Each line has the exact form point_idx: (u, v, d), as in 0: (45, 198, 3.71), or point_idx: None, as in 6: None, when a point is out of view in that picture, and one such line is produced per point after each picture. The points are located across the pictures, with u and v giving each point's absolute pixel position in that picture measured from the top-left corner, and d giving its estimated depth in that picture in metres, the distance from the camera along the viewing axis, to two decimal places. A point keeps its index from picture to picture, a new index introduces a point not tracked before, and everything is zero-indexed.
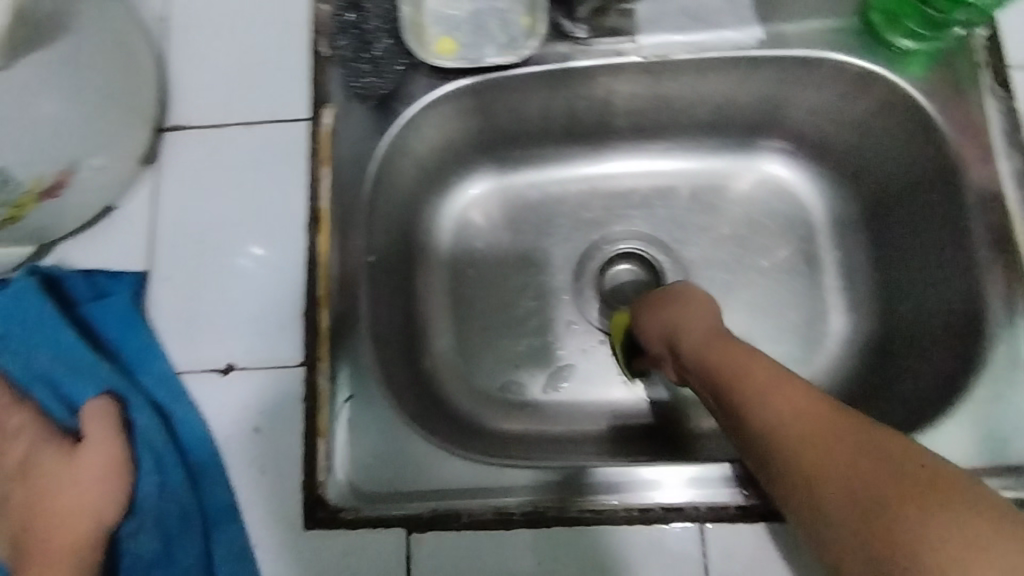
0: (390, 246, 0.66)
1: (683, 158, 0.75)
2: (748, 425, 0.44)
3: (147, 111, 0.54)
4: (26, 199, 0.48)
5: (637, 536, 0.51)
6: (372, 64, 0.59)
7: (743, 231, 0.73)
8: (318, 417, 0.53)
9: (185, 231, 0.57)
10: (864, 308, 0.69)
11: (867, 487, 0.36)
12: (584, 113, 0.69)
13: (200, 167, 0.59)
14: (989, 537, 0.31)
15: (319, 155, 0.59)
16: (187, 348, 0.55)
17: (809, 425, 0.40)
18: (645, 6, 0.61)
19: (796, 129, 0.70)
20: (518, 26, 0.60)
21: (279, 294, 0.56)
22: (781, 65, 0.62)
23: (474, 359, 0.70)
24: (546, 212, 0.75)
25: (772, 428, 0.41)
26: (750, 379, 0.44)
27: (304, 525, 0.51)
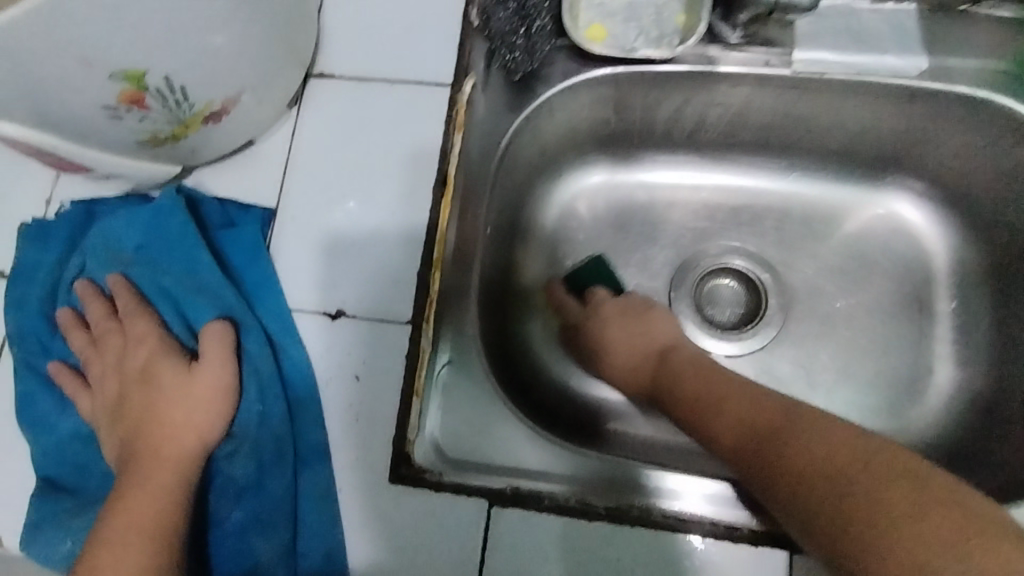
0: (500, 223, 0.67)
1: (801, 181, 0.73)
2: (704, 401, 0.50)
3: (303, 54, 0.56)
4: (193, 119, 0.49)
5: (721, 553, 0.50)
6: (526, 39, 0.59)
7: (855, 266, 0.71)
8: (417, 376, 0.53)
9: (316, 176, 0.59)
10: (974, 365, 0.66)
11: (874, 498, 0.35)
12: (714, 121, 0.68)
13: (338, 116, 0.60)
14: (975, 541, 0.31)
15: (454, 121, 0.58)
16: (303, 289, 0.56)
17: (767, 420, 0.44)
18: (806, 21, 0.59)
19: (932, 169, 0.67)
20: (672, 24, 0.60)
21: (397, 250, 0.57)
22: (936, 100, 0.59)
23: (559, 347, 0.70)
24: (653, 213, 0.74)
25: (739, 428, 0.46)
26: (731, 398, 0.48)
27: (389, 479, 0.52)
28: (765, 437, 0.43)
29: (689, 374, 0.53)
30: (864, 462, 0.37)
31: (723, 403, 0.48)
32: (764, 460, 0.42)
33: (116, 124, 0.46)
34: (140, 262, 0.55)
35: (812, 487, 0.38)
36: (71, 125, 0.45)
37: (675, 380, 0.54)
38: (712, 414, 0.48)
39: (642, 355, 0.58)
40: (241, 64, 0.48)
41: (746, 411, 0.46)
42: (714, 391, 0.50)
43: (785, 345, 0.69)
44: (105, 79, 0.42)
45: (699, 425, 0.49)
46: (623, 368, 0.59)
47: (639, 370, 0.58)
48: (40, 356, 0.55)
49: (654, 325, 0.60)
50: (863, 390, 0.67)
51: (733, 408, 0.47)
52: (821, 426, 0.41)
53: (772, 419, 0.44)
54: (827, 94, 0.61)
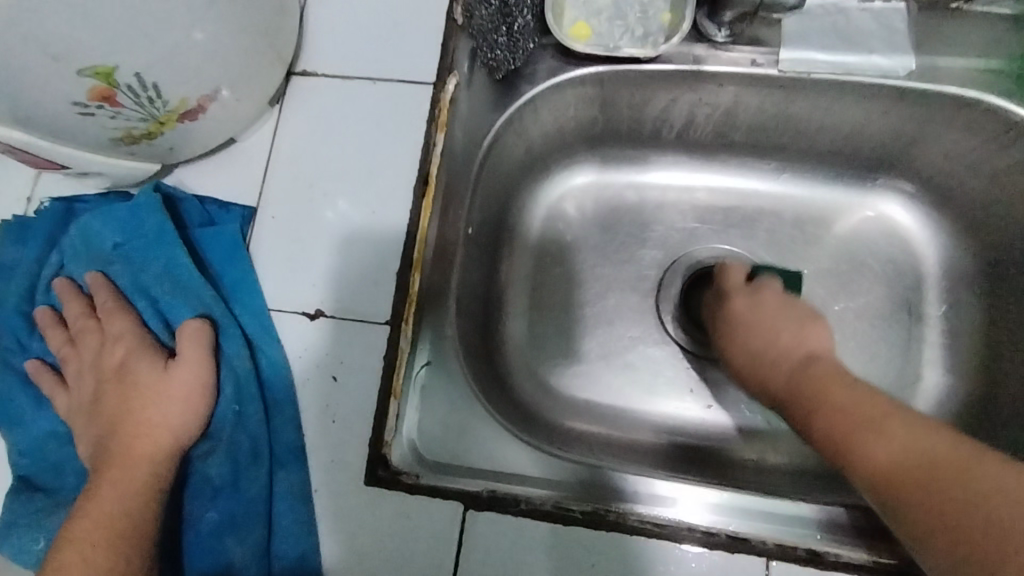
0: (485, 223, 0.66)
1: (794, 183, 0.72)
2: (814, 392, 0.46)
3: (284, 51, 0.55)
4: (168, 117, 0.49)
5: (697, 558, 0.50)
6: (507, 37, 0.57)
7: (847, 268, 0.70)
8: (394, 377, 0.53)
9: (298, 175, 0.58)
10: (965, 371, 0.65)
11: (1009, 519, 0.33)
12: (703, 120, 0.67)
13: (320, 114, 0.60)
14: None
15: (436, 120, 0.58)
16: (283, 288, 0.56)
17: (876, 409, 0.43)
18: (793, 20, 0.59)
19: (925, 171, 0.66)
20: (658, 22, 0.59)
21: (377, 250, 0.57)
22: (926, 100, 0.58)
23: (544, 349, 0.69)
24: (642, 214, 0.73)
25: (847, 418, 0.43)
26: (833, 385, 0.46)
27: (364, 480, 0.51)
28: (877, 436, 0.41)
29: (788, 371, 0.49)
30: (998, 485, 0.35)
31: (831, 396, 0.45)
32: (878, 469, 0.40)
33: (89, 121, 0.46)
34: (119, 260, 0.55)
35: (936, 513, 0.36)
36: (43, 122, 0.45)
37: (806, 383, 0.47)
38: (811, 418, 0.45)
39: (766, 350, 0.51)
40: (217, 61, 0.47)
41: (846, 413, 0.43)
42: (823, 385, 0.46)
43: None
44: (74, 75, 0.41)
45: (802, 420, 0.46)
46: (744, 360, 0.53)
47: (753, 358, 0.52)
48: (18, 354, 0.55)
49: (807, 328, 0.52)
50: None
51: (841, 405, 0.44)
52: (939, 436, 0.39)
53: (900, 434, 0.41)
54: (816, 94, 0.60)
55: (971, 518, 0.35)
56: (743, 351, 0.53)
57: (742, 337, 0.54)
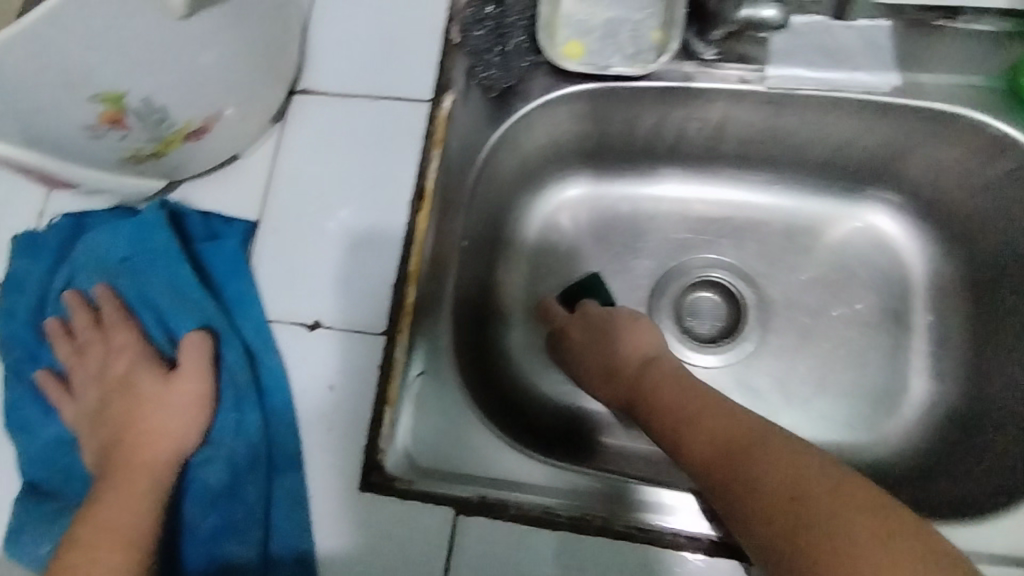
0: (480, 235, 0.68)
1: (784, 194, 0.73)
2: (686, 412, 0.49)
3: (285, 71, 0.57)
4: (175, 136, 0.51)
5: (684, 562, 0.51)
6: (501, 57, 0.60)
7: (836, 279, 0.71)
8: (389, 386, 0.55)
9: (297, 191, 0.60)
10: (954, 379, 0.66)
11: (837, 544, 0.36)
12: (694, 135, 0.68)
13: (320, 131, 0.62)
14: None
15: (432, 136, 0.60)
16: (283, 300, 0.58)
17: (733, 434, 0.45)
18: (781, 37, 0.60)
19: (912, 183, 0.67)
20: (648, 40, 0.61)
21: (374, 263, 0.58)
22: (910, 115, 0.60)
23: (539, 359, 0.71)
24: (635, 225, 0.75)
25: (721, 445, 0.45)
26: (704, 410, 0.48)
27: (360, 487, 0.53)
28: (737, 454, 0.44)
29: (665, 391, 0.52)
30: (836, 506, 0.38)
31: (700, 419, 0.47)
32: (731, 484, 0.43)
33: (99, 142, 0.48)
34: (123, 274, 0.57)
35: (778, 518, 0.39)
36: (55, 142, 0.47)
37: (651, 391, 0.53)
38: (686, 429, 0.48)
39: (606, 355, 0.59)
40: (222, 84, 0.50)
41: (709, 431, 0.46)
42: (692, 407, 0.49)
43: (764, 357, 0.69)
44: (86, 100, 0.43)
45: (675, 441, 0.48)
46: (606, 359, 0.58)
47: (642, 380, 0.54)
48: (29, 364, 0.58)
49: (640, 329, 0.59)
50: (841, 403, 0.68)
51: (710, 427, 0.46)
52: (795, 453, 0.42)
53: (758, 451, 0.43)
54: (803, 110, 0.62)
55: (823, 529, 0.37)
56: (585, 359, 0.60)
57: (642, 369, 0.55)
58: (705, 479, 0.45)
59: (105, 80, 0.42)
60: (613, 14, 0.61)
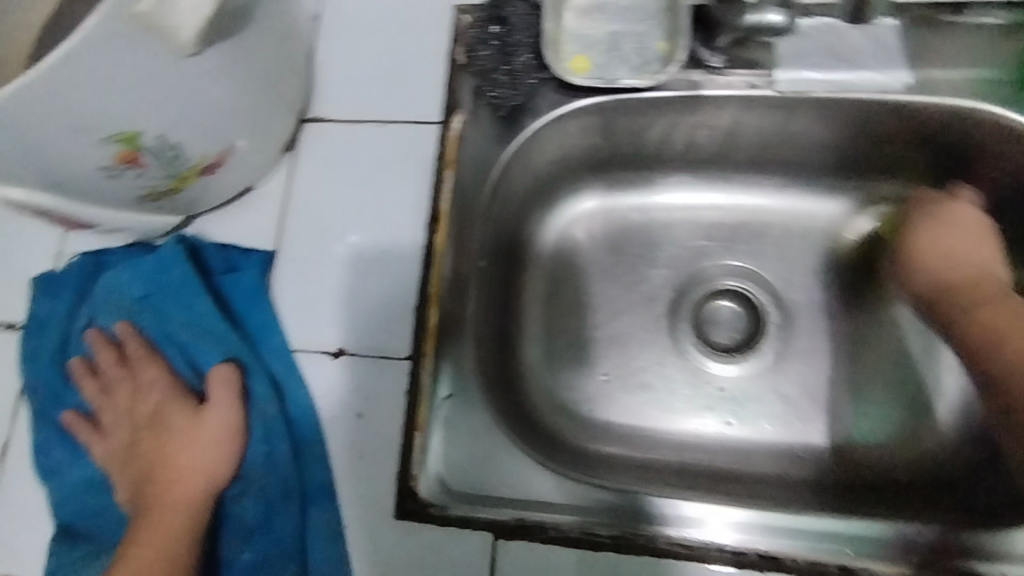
0: (499, 253, 0.68)
1: (799, 196, 0.73)
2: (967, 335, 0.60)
3: (296, 100, 0.57)
4: (189, 172, 0.51)
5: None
6: (510, 75, 0.61)
7: (856, 277, 0.71)
8: (418, 411, 0.54)
9: (314, 219, 0.60)
10: None
11: None
12: (704, 142, 0.69)
13: (332, 157, 0.62)
14: None
15: (444, 157, 0.60)
16: (304, 328, 0.57)
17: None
18: (787, 41, 0.60)
19: (927, 178, 0.67)
20: (654, 51, 0.61)
21: (395, 287, 0.58)
22: (924, 112, 0.60)
23: (561, 374, 0.71)
24: (649, 235, 0.75)
25: (993, 335, 0.58)
26: (966, 294, 0.61)
27: (394, 513, 0.52)
28: (991, 334, 0.58)
29: (1005, 321, 0.58)
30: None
31: (994, 309, 0.59)
32: (1022, 380, 0.56)
33: (115, 182, 0.48)
34: (146, 311, 0.57)
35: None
36: (71, 187, 0.46)
37: (935, 253, 0.64)
38: (990, 334, 0.58)
39: (955, 265, 0.63)
40: (234, 116, 0.50)
41: (1012, 321, 0.58)
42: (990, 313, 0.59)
43: (789, 360, 0.70)
44: (101, 142, 0.43)
45: (976, 342, 0.59)
46: (931, 273, 0.64)
47: (953, 251, 0.63)
48: (53, 407, 0.57)
49: (959, 235, 0.63)
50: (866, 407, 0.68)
51: (1013, 345, 0.57)
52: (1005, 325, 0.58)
53: (1020, 331, 0.57)
54: (813, 112, 0.62)
55: None
56: (959, 242, 0.63)
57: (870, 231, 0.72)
58: (998, 368, 0.58)
59: (121, 116, 0.42)
60: (617, 28, 0.62)
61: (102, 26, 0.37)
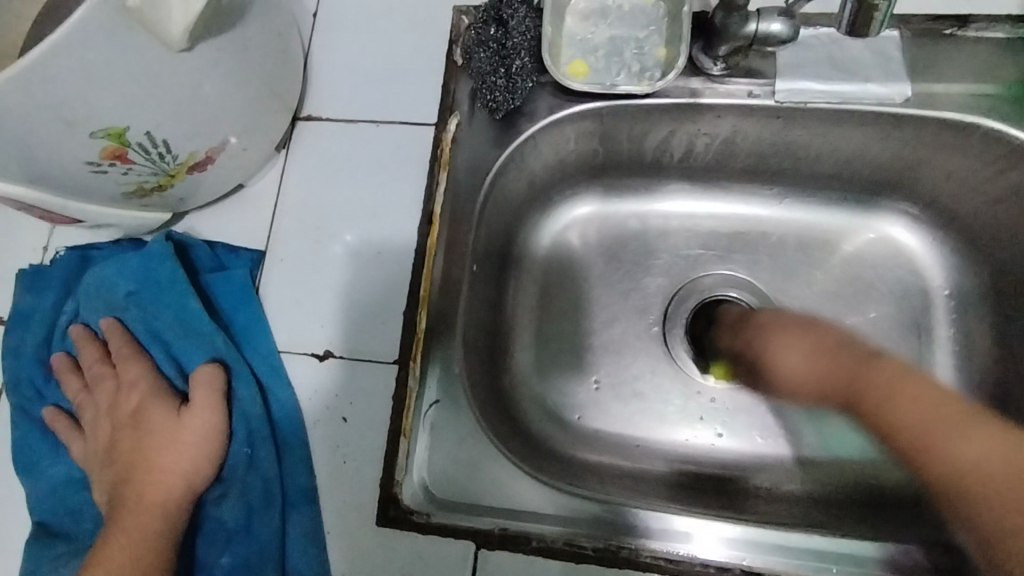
0: (491, 257, 0.67)
1: (796, 208, 0.73)
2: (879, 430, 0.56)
3: (289, 98, 0.57)
4: (177, 169, 0.50)
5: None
6: (506, 79, 0.59)
7: (851, 290, 0.71)
8: (403, 416, 0.53)
9: (305, 219, 0.60)
10: (980, 392, 0.65)
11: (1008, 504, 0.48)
12: (702, 151, 0.68)
13: (324, 157, 0.61)
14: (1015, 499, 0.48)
15: (439, 158, 0.60)
16: (292, 330, 0.57)
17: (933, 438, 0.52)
18: (789, 51, 0.59)
19: (926, 193, 0.67)
20: (654, 57, 0.60)
21: (384, 290, 0.58)
22: (925, 126, 0.59)
23: (551, 381, 0.70)
24: (644, 243, 0.75)
25: (922, 428, 0.53)
26: (908, 403, 0.55)
27: (377, 520, 0.52)
28: (929, 436, 0.52)
29: (930, 399, 0.54)
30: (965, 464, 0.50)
31: (904, 397, 0.55)
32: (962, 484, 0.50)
33: (102, 178, 0.47)
34: (132, 309, 0.56)
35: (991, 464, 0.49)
36: (56, 182, 0.46)
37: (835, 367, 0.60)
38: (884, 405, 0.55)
39: (828, 355, 0.60)
40: (225, 115, 0.49)
41: (920, 409, 0.54)
42: (881, 387, 0.56)
43: None
44: (84, 138, 0.42)
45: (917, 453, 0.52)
46: (797, 362, 0.61)
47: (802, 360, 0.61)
48: (35, 403, 0.57)
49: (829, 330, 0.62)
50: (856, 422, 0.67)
51: (967, 453, 0.51)
52: (964, 428, 0.52)
53: (981, 437, 0.51)
54: (812, 123, 0.61)
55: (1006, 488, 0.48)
56: (794, 353, 0.62)
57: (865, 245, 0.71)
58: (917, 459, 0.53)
59: (106, 112, 0.41)
60: (617, 33, 0.61)
61: (85, 22, 0.36)
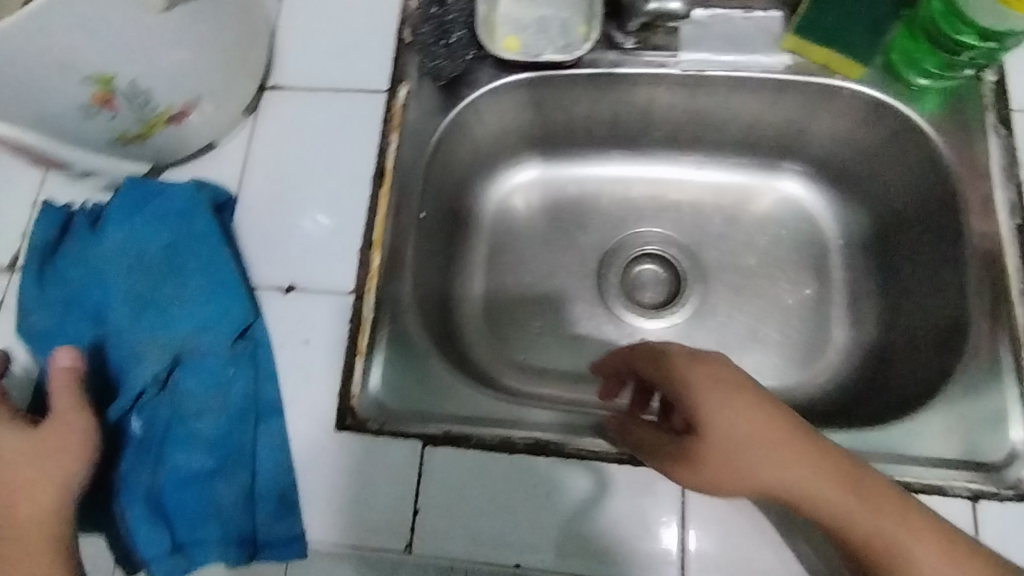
0: (442, 214, 0.76)
1: (712, 171, 0.83)
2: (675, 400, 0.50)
3: (255, 65, 0.64)
4: (157, 120, 0.57)
5: (668, 493, 0.55)
6: (446, 49, 0.69)
7: (762, 243, 0.81)
8: (359, 339, 0.61)
9: (269, 175, 0.66)
10: (870, 321, 0.75)
11: (796, 487, 0.45)
12: (627, 118, 0.78)
13: (290, 119, 0.68)
14: (824, 496, 0.44)
15: (391, 122, 0.68)
16: (262, 268, 0.63)
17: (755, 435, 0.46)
18: (690, 28, 0.70)
19: (818, 154, 0.78)
20: (576, 33, 0.70)
21: (343, 231, 0.64)
22: (805, 91, 0.70)
23: (499, 326, 0.78)
24: (581, 206, 0.84)
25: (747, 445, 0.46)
26: (750, 443, 0.46)
27: (334, 427, 0.58)
28: (753, 443, 0.46)
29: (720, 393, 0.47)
30: (814, 488, 0.45)
31: (733, 420, 0.47)
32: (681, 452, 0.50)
33: (90, 122, 0.54)
34: (124, 264, 0.62)
35: (818, 488, 0.45)
36: (48, 122, 0.53)
37: (722, 460, 0.47)
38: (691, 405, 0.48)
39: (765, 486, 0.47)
40: (199, 72, 0.56)
41: (753, 429, 0.46)
42: (710, 403, 0.47)
43: (703, 314, 0.79)
44: (83, 81, 0.50)
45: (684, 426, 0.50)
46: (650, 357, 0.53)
47: (751, 439, 0.46)
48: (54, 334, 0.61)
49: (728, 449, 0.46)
50: (767, 354, 0.77)
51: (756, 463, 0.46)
52: (739, 414, 0.47)
53: (762, 434, 0.46)
54: (715, 90, 0.71)
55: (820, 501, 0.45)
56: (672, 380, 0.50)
57: (772, 204, 0.82)
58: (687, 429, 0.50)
59: (94, 61, 0.49)
60: (545, 13, 0.71)
61: None
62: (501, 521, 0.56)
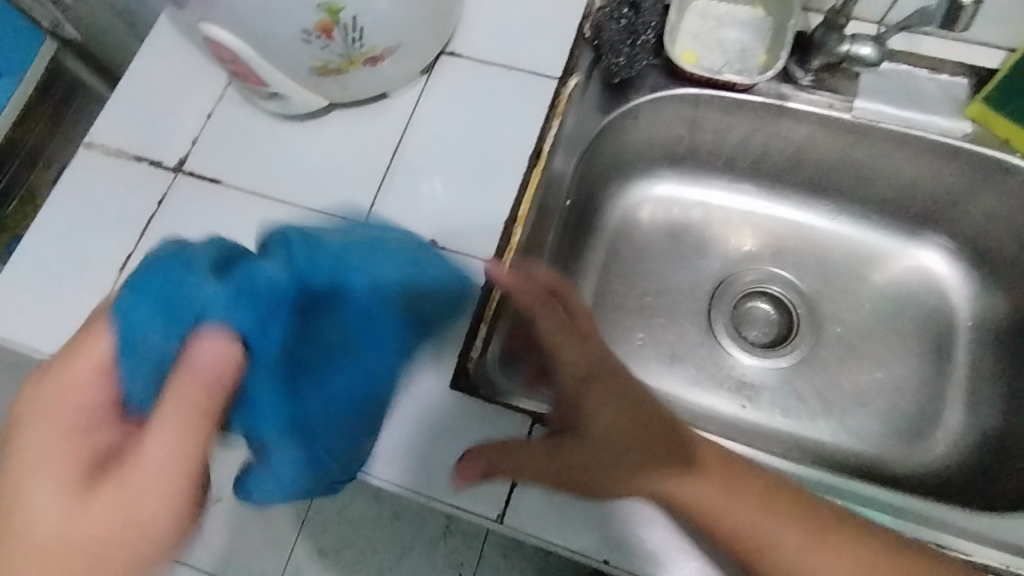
0: (576, 207, 0.76)
1: (846, 225, 0.81)
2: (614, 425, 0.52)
3: (445, 28, 0.67)
4: (356, 58, 0.60)
5: None
6: (629, 51, 0.70)
7: (884, 308, 0.79)
8: (487, 306, 0.62)
9: (430, 134, 0.68)
10: (988, 411, 0.71)
11: (706, 506, 0.51)
12: (777, 153, 0.77)
13: (460, 85, 0.70)
14: (736, 515, 0.51)
15: (556, 107, 0.69)
16: (408, 218, 0.65)
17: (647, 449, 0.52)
18: (869, 77, 0.69)
19: (965, 230, 0.75)
20: (755, 60, 0.71)
21: (492, 200, 0.65)
22: (976, 163, 0.68)
23: (602, 330, 0.78)
24: (706, 231, 0.84)
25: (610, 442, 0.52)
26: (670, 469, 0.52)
27: (449, 383, 0.59)
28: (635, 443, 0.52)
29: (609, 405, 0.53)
30: (731, 511, 0.51)
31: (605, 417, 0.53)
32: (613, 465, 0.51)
33: (304, 48, 0.57)
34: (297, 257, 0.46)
35: (734, 511, 0.51)
36: (268, 42, 0.56)
37: (628, 480, 0.51)
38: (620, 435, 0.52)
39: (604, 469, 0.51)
40: (406, 21, 0.59)
41: (619, 427, 0.52)
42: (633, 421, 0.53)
43: (810, 364, 0.77)
44: (316, 7, 0.52)
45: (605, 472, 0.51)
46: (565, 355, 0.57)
47: (640, 463, 0.51)
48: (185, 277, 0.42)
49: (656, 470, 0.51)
50: (869, 420, 0.74)
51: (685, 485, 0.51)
52: (668, 451, 0.52)
53: (687, 472, 0.52)
54: (881, 143, 0.70)
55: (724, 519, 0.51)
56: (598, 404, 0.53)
57: (902, 271, 0.80)
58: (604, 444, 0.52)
59: None
60: (728, 34, 0.72)
61: None
62: (585, 513, 0.55)
